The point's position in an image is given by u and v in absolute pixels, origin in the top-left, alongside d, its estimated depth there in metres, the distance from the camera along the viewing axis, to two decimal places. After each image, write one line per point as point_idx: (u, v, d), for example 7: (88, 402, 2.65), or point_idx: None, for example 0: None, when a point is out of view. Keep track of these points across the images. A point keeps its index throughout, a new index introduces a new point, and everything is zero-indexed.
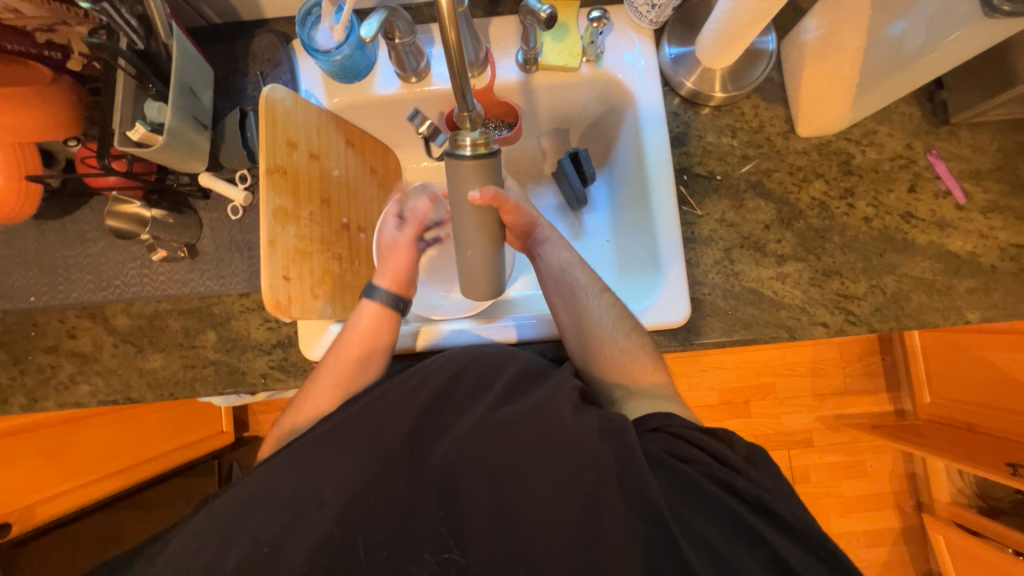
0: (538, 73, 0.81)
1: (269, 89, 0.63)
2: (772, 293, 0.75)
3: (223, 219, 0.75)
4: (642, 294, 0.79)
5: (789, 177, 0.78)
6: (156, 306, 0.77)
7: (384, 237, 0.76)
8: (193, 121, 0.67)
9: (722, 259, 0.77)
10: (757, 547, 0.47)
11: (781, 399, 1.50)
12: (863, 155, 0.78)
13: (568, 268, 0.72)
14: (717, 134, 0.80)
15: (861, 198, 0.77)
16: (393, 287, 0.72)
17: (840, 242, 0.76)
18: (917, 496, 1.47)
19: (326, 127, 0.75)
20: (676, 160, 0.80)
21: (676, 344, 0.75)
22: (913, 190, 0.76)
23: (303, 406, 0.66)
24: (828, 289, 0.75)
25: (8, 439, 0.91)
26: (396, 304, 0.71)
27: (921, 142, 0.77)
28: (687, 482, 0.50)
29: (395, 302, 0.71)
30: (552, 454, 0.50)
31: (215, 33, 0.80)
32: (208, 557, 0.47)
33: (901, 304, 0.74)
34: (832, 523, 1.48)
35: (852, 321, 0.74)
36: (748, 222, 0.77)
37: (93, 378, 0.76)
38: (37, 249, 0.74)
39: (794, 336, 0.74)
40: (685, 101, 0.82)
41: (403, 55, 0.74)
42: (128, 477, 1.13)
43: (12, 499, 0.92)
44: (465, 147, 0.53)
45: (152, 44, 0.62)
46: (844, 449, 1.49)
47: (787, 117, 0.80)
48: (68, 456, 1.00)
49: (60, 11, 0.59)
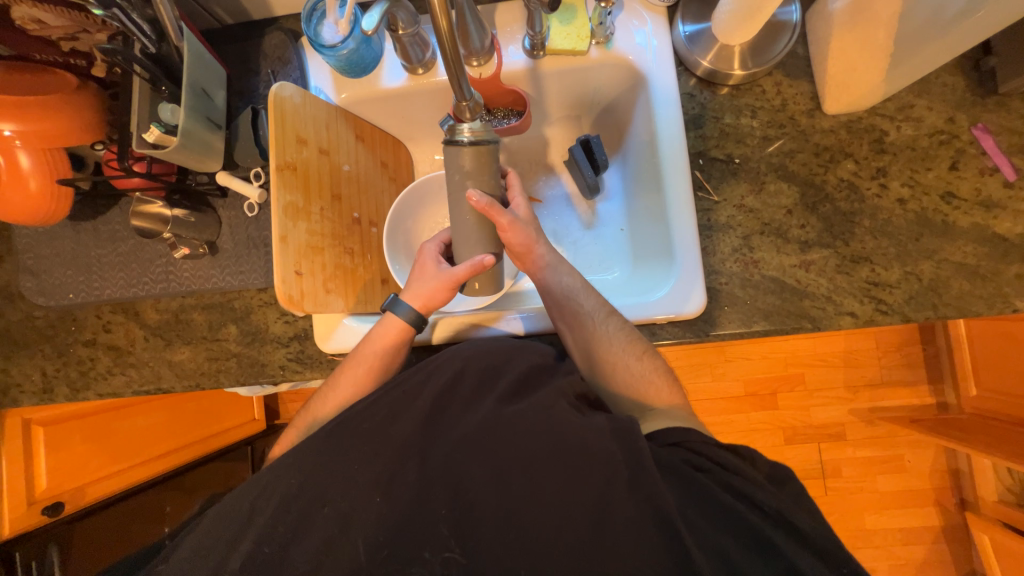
0: (546, 59, 0.79)
1: (277, 87, 0.64)
2: (795, 282, 0.71)
3: (240, 216, 0.78)
4: (653, 284, 0.76)
5: (814, 158, 0.74)
6: (183, 302, 0.80)
7: (427, 253, 0.73)
8: (206, 121, 0.69)
9: (740, 247, 0.73)
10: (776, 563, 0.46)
11: (811, 390, 1.44)
12: (898, 131, 0.72)
13: (572, 293, 0.70)
14: (735, 115, 0.76)
15: (894, 177, 0.72)
16: (420, 307, 0.70)
17: (870, 226, 0.71)
18: (960, 494, 1.39)
19: (335, 122, 0.76)
20: (691, 144, 0.77)
21: (691, 336, 0.72)
22: (954, 168, 0.70)
23: (330, 394, 0.68)
24: (856, 276, 0.70)
25: (60, 425, 1.00)
26: (417, 325, 0.70)
27: (965, 115, 0.71)
28: (702, 492, 0.49)
29: (419, 322, 0.70)
30: (563, 460, 0.49)
31: (228, 34, 0.81)
32: (223, 545, 0.49)
33: (939, 292, 0.69)
34: (865, 519, 1.42)
35: (884, 310, 0.70)
36: (769, 207, 0.74)
37: (127, 370, 0.81)
38: (74, 248, 0.79)
39: (819, 326, 0.70)
40: (702, 81, 0.78)
41: (408, 46, 0.73)
42: (175, 459, 1.19)
43: (67, 479, 0.99)
44: (464, 135, 0.58)
45: (163, 47, 0.65)
46: (879, 442, 1.42)
47: (813, 95, 0.75)
48: (114, 442, 1.08)
49: (80, 19, 0.61)
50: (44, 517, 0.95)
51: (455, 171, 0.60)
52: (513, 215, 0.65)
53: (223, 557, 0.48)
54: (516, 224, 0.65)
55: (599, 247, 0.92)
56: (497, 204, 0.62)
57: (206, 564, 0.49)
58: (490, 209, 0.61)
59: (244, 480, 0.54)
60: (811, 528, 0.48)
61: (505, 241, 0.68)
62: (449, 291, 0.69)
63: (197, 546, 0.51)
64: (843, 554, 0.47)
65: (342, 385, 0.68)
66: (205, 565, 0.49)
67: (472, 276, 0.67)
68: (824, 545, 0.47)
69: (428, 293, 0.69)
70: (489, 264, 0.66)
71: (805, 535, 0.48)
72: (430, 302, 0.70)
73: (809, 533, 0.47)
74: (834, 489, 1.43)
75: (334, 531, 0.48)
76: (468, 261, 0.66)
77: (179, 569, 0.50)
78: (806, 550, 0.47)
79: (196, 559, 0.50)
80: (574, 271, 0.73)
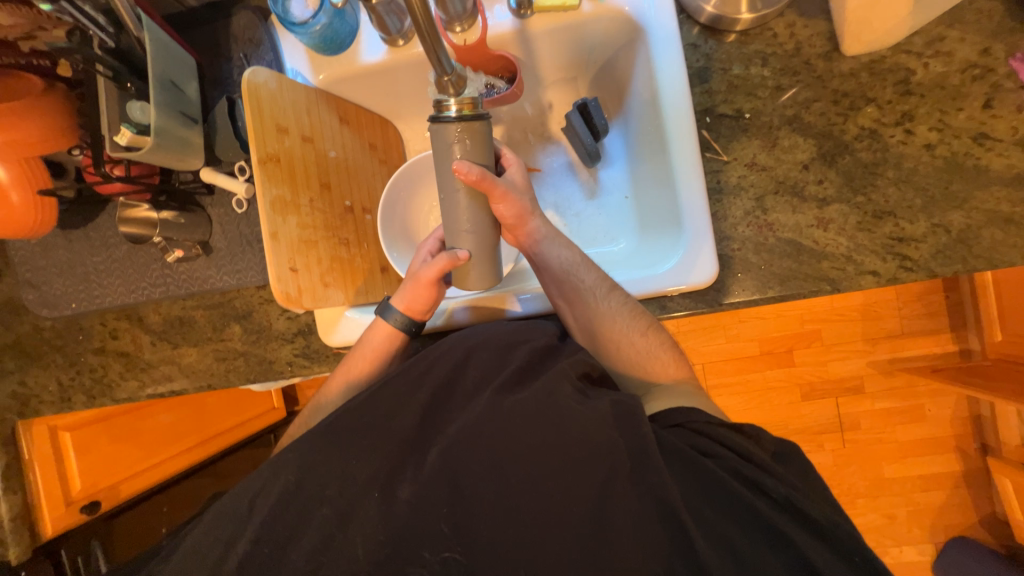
0: (533, 18, 0.74)
1: (250, 73, 0.60)
2: (812, 243, 0.67)
3: (229, 213, 0.75)
4: (662, 254, 0.73)
5: (832, 107, 0.68)
6: (184, 304, 0.80)
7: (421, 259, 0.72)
8: (179, 116, 0.65)
9: (753, 209, 0.69)
10: (784, 552, 0.45)
11: (828, 346, 1.41)
12: (926, 69, 0.66)
13: (572, 269, 0.68)
14: (744, 64, 0.71)
15: (921, 121, 0.66)
16: (407, 311, 0.69)
17: (894, 176, 0.66)
18: (982, 439, 1.38)
19: (316, 106, 0.72)
20: (697, 101, 0.71)
21: (703, 307, 0.69)
22: (988, 106, 0.64)
23: (333, 379, 0.69)
24: (879, 233, 0.66)
25: (83, 429, 1.00)
26: (407, 328, 0.69)
27: (1001, 45, 0.64)
28: (704, 475, 0.48)
29: (407, 326, 0.68)
30: (563, 450, 0.48)
31: (194, 16, 0.76)
32: (225, 545, 0.50)
33: (969, 244, 0.64)
34: (884, 469, 1.42)
35: (908, 267, 0.65)
36: (783, 163, 0.69)
37: (139, 375, 0.81)
38: (69, 258, 0.78)
39: (838, 289, 0.67)
40: (706, 29, 0.72)
41: (384, 16, 0.69)
42: (204, 450, 1.22)
43: (99, 479, 1.02)
44: (450, 110, 0.55)
45: (123, 40, 0.61)
46: (899, 394, 1.40)
47: (830, 35, 0.69)
48: (140, 439, 1.10)
49: (34, 16, 0.56)
50: (83, 515, 0.98)
51: (444, 147, 0.56)
52: (508, 185, 0.61)
53: (224, 559, 0.49)
54: (511, 195, 0.62)
55: (604, 217, 0.88)
56: (489, 174, 0.58)
57: (209, 565, 0.50)
58: (482, 180, 0.57)
59: (243, 479, 0.54)
60: (813, 509, 0.48)
61: (499, 214, 0.64)
62: (428, 288, 0.67)
63: (201, 546, 0.52)
64: (852, 539, 0.46)
65: (343, 373, 0.68)
66: (210, 563, 0.50)
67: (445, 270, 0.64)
68: (831, 531, 0.47)
69: (412, 296, 0.68)
70: (463, 258, 0.62)
71: (809, 517, 0.47)
72: (414, 304, 0.68)
73: (817, 519, 0.47)
74: (852, 442, 1.43)
75: (332, 530, 0.48)
76: (441, 255, 0.63)
77: (186, 568, 0.51)
78: (815, 536, 0.47)
79: (203, 562, 0.50)
80: (573, 244, 0.71)
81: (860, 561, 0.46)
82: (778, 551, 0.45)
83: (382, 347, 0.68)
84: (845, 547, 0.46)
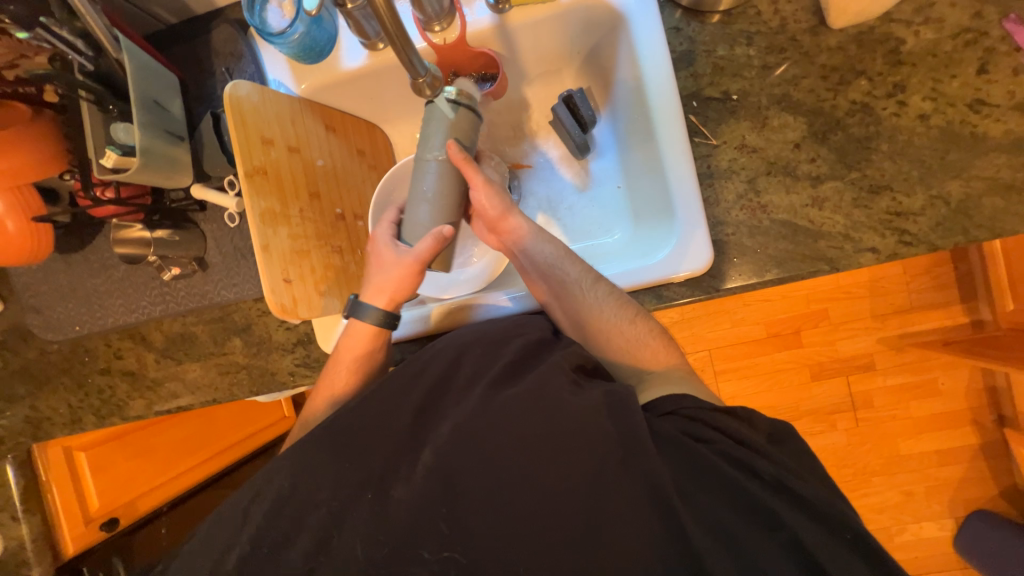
0: (513, 12, 0.73)
1: (231, 87, 0.60)
2: (808, 223, 0.66)
3: (222, 228, 0.75)
4: (656, 243, 0.72)
5: (821, 82, 0.67)
6: (184, 321, 0.81)
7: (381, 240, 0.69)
8: (166, 135, 0.66)
9: (745, 192, 0.68)
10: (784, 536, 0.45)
11: (836, 325, 1.40)
12: (917, 38, 0.64)
13: (555, 263, 0.67)
14: (729, 45, 0.69)
15: (914, 91, 0.64)
16: (386, 303, 0.68)
17: (889, 150, 0.65)
18: (999, 410, 1.36)
19: (300, 116, 0.72)
20: (682, 85, 0.70)
21: (699, 294, 0.68)
22: (983, 71, 0.63)
23: (319, 386, 0.69)
24: (876, 209, 0.65)
25: (97, 448, 1.03)
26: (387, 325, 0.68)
27: (993, 8, 0.63)
28: (699, 461, 0.48)
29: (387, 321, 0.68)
30: (556, 442, 0.48)
31: (175, 34, 0.76)
32: (226, 555, 0.50)
33: (969, 214, 0.62)
34: (899, 446, 1.40)
35: (908, 241, 0.64)
36: (774, 144, 0.67)
37: (145, 392, 0.82)
38: (69, 281, 0.79)
39: (836, 268, 0.65)
40: (689, 11, 0.71)
41: (361, 21, 0.68)
42: (218, 461, 1.23)
43: (118, 494, 1.06)
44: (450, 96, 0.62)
45: (103, 62, 0.61)
46: (910, 369, 1.38)
47: (816, 9, 0.67)
48: (155, 455, 1.12)
49: (14, 43, 0.57)
50: (102, 532, 1.01)
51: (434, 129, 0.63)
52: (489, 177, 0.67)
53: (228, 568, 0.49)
54: (489, 185, 0.67)
55: (595, 209, 0.87)
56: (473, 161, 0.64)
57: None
58: (466, 164, 0.63)
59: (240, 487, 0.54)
60: (810, 490, 0.47)
61: (476, 203, 0.69)
62: (412, 273, 0.66)
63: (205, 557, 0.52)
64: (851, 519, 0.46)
65: (329, 378, 0.68)
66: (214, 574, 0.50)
67: (434, 253, 0.65)
68: (831, 512, 0.46)
69: (393, 286, 0.67)
70: (450, 233, 0.65)
71: (807, 499, 0.47)
72: (394, 295, 0.68)
73: (813, 500, 0.46)
74: (865, 421, 1.41)
75: (331, 533, 0.49)
76: (429, 235, 0.64)
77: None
78: (815, 518, 0.46)
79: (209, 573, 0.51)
80: (555, 238, 0.70)
81: (861, 540, 0.45)
82: (778, 535, 0.45)
83: (370, 348, 0.68)
84: (846, 527, 0.45)
